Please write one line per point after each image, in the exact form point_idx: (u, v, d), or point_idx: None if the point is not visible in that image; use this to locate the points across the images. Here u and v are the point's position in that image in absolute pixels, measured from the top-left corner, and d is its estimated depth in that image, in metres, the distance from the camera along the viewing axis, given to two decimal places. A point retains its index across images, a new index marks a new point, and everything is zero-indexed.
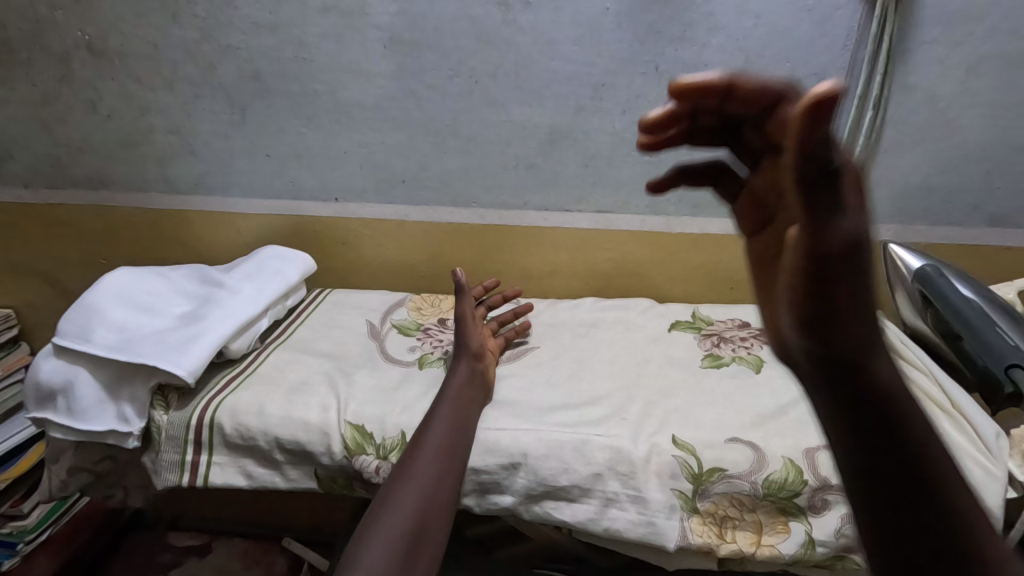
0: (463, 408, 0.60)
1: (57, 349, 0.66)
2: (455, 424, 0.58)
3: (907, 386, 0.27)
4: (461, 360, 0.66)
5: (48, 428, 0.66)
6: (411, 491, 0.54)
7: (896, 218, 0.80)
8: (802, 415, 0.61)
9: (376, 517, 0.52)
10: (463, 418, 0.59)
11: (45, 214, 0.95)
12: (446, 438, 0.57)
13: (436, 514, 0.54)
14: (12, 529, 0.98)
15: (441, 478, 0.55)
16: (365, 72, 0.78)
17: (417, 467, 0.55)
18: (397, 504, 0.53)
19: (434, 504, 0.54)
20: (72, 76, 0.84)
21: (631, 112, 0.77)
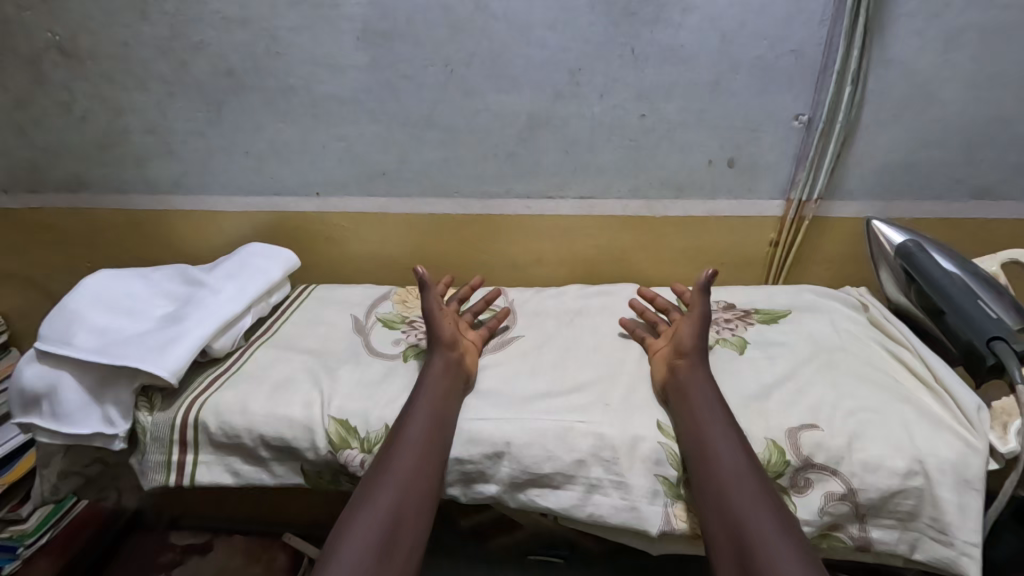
0: (444, 398, 0.60)
1: (39, 354, 0.65)
2: (435, 414, 0.58)
3: (696, 378, 0.60)
4: (437, 352, 0.66)
5: (35, 432, 0.66)
6: (391, 481, 0.53)
7: (878, 194, 0.80)
8: (785, 396, 0.61)
9: (358, 508, 0.51)
10: (442, 408, 0.59)
11: (27, 219, 0.94)
12: (426, 428, 0.57)
13: (417, 503, 0.53)
14: (12, 533, 0.99)
15: (421, 468, 0.55)
16: (339, 64, 0.77)
17: (396, 457, 0.55)
18: (378, 494, 0.52)
19: (414, 493, 0.53)
20: (45, 79, 0.83)
21: (609, 97, 0.76)
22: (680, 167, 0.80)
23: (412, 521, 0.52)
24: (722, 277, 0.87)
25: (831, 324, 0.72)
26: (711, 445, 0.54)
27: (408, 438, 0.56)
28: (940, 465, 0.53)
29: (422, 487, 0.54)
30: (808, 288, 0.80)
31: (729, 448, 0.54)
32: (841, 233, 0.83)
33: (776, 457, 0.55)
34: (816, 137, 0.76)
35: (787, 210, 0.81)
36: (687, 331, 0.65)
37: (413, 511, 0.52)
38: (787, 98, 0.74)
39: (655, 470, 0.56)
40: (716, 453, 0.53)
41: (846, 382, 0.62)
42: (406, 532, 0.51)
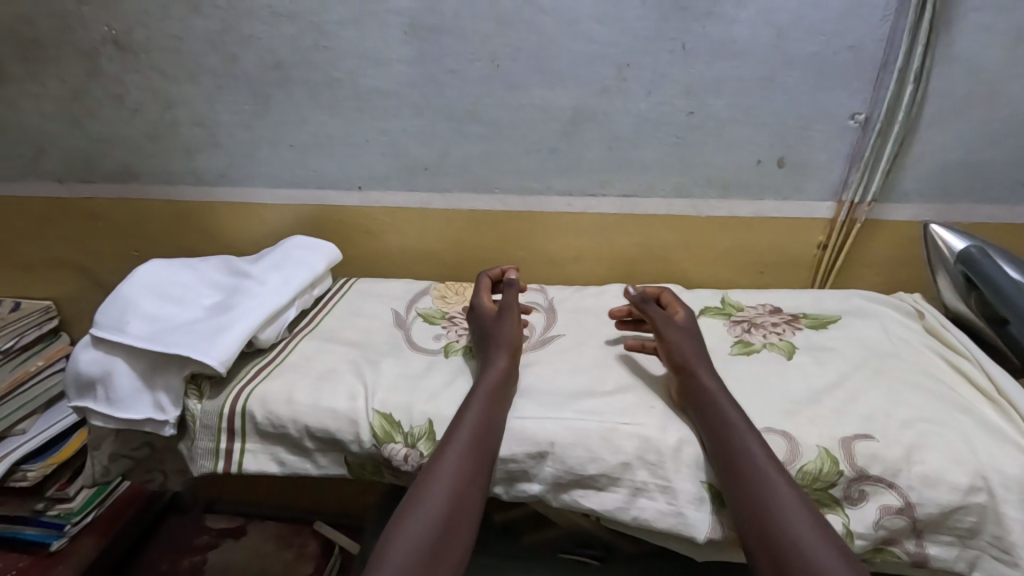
0: (493, 402, 0.59)
1: (95, 339, 0.67)
2: (484, 420, 0.57)
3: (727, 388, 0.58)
4: (497, 351, 0.64)
5: (89, 415, 0.68)
6: (437, 489, 0.53)
7: (935, 197, 0.77)
8: (837, 404, 0.59)
9: (404, 514, 0.51)
10: (493, 413, 0.58)
11: (78, 207, 0.97)
12: (474, 435, 0.56)
13: (462, 513, 0.52)
14: (59, 512, 1.01)
15: (467, 476, 0.54)
16: (384, 58, 0.77)
17: (442, 464, 0.54)
18: (424, 502, 0.52)
19: (460, 501, 0.53)
20: (100, 71, 0.85)
21: (657, 92, 0.74)
22: (727, 166, 0.78)
23: (456, 531, 0.51)
24: (766, 279, 0.85)
25: (883, 330, 0.70)
26: (757, 458, 0.52)
27: (456, 446, 0.55)
28: (1005, 482, 0.50)
29: (467, 495, 0.53)
30: (856, 292, 0.77)
31: (779, 464, 0.52)
32: (893, 237, 0.80)
33: (829, 466, 0.53)
34: (872, 136, 0.73)
35: (838, 212, 0.79)
36: (675, 342, 0.63)
37: (458, 521, 0.52)
38: (843, 95, 0.72)
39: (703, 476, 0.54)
40: (768, 469, 0.51)
41: (902, 391, 0.60)
42: (451, 542, 0.51)
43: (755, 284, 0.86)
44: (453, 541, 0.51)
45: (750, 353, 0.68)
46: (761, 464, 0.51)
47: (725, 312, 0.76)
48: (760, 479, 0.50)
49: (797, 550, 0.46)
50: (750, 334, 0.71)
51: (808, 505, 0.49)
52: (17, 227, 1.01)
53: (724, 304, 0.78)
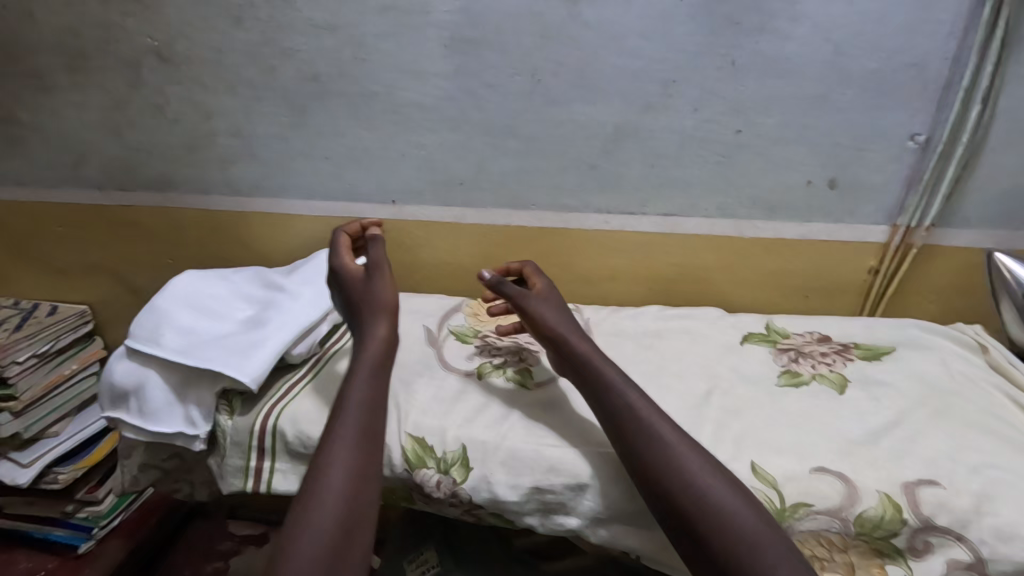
0: (374, 381, 0.57)
1: (130, 350, 0.67)
2: (366, 401, 0.56)
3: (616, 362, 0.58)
4: (375, 321, 0.61)
5: (121, 427, 0.68)
6: (334, 476, 0.50)
7: (999, 222, 0.73)
8: (896, 445, 0.55)
9: (308, 508, 0.48)
10: (374, 394, 0.57)
11: (116, 215, 0.98)
12: (359, 415, 0.54)
13: (363, 496, 0.50)
14: (88, 514, 1.05)
15: (364, 460, 0.52)
16: (423, 72, 0.76)
17: (335, 449, 0.52)
18: (324, 492, 0.49)
19: (362, 485, 0.51)
20: (141, 82, 0.86)
21: (704, 110, 0.72)
22: (775, 187, 0.75)
23: (363, 514, 0.50)
24: (811, 305, 0.82)
25: (942, 364, 0.66)
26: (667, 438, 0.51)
27: (345, 428, 0.53)
28: None
29: (364, 478, 0.51)
30: (911, 322, 0.73)
31: (681, 437, 0.51)
32: (951, 264, 0.76)
33: (890, 514, 0.50)
34: (933, 158, 0.69)
35: (892, 236, 0.75)
36: (547, 308, 0.64)
37: (362, 505, 0.50)
38: (903, 115, 0.68)
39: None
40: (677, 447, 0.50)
41: (966, 433, 0.56)
42: (361, 525, 0.49)
43: (800, 309, 0.82)
44: (360, 524, 0.49)
45: (799, 385, 0.64)
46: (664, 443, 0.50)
47: (771, 339, 0.73)
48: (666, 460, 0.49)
49: (727, 529, 0.45)
50: (798, 364, 0.68)
51: (721, 475, 0.49)
52: (56, 233, 1.02)
53: (769, 330, 0.74)
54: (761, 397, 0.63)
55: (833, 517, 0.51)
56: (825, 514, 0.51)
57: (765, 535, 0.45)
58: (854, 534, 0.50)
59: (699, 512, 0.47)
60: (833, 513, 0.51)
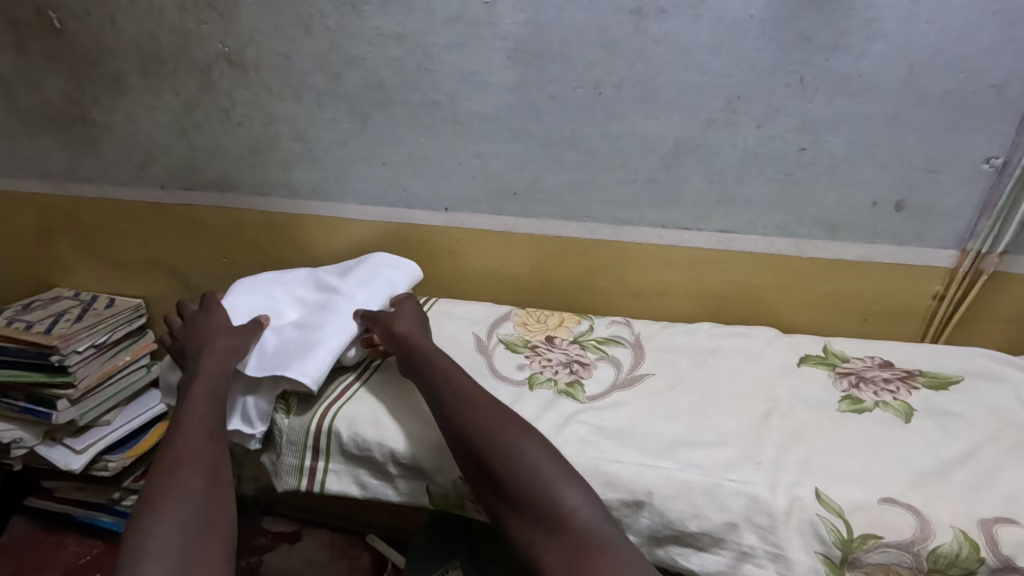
0: (214, 395, 0.62)
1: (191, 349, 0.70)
2: (208, 413, 0.61)
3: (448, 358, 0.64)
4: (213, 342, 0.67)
5: None
6: (188, 474, 0.54)
7: None
8: (970, 480, 0.53)
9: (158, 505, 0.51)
10: (213, 404, 0.62)
11: (178, 212, 1.01)
12: (204, 418, 0.60)
13: (219, 490, 0.55)
14: (133, 502, 1.10)
15: (214, 459, 0.57)
16: (486, 82, 0.77)
17: (182, 450, 0.56)
18: (178, 489, 0.53)
19: (215, 480, 0.55)
20: (211, 86, 0.89)
21: (768, 126, 0.71)
22: (839, 207, 0.73)
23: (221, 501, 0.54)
24: (870, 329, 0.79)
25: (1016, 398, 0.64)
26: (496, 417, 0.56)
27: (187, 434, 0.58)
28: None
29: (220, 474, 0.56)
30: (981, 351, 0.71)
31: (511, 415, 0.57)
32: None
33: (967, 551, 0.48)
34: (1009, 182, 0.67)
35: (961, 261, 0.72)
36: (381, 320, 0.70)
37: (218, 497, 0.54)
38: (980, 137, 0.66)
39: (822, 546, 0.50)
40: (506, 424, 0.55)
41: None
42: (223, 512, 0.53)
43: (859, 332, 0.80)
44: (220, 509, 0.53)
45: (862, 412, 0.62)
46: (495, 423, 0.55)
47: (830, 362, 0.71)
48: (463, 426, 0.56)
49: (527, 474, 0.52)
50: (860, 389, 0.66)
51: (525, 428, 0.55)
52: (121, 228, 1.06)
53: (827, 353, 0.72)
54: (824, 423, 0.61)
55: (904, 551, 0.49)
56: (896, 547, 0.49)
57: (566, 477, 0.52)
58: (927, 570, 0.49)
59: (496, 467, 0.53)
60: (904, 548, 0.49)
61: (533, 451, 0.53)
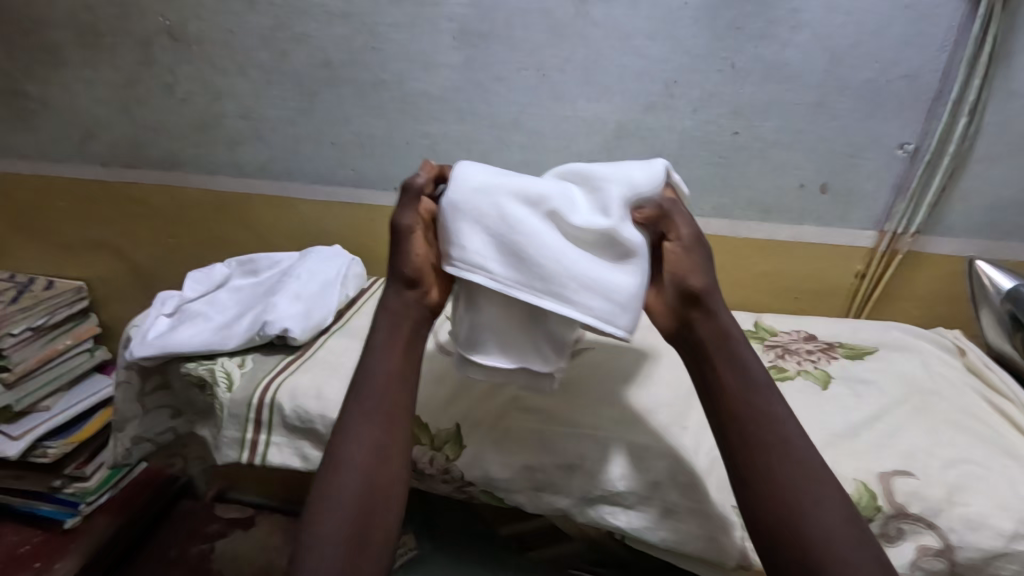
0: (403, 356, 0.53)
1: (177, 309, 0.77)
2: (377, 371, 0.52)
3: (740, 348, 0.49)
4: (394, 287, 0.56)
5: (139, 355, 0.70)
6: (355, 454, 0.48)
7: (983, 233, 0.75)
8: (875, 440, 0.58)
9: (326, 486, 0.48)
10: (405, 367, 0.53)
11: (120, 191, 0.99)
12: (384, 383, 0.52)
13: (383, 474, 0.48)
14: (74, 490, 1.06)
15: (385, 433, 0.50)
16: (433, 62, 0.78)
17: (356, 429, 0.50)
18: (341, 472, 0.48)
19: (377, 463, 0.48)
20: (153, 60, 0.87)
21: (702, 111, 0.74)
22: (769, 190, 0.77)
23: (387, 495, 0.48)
24: (800, 306, 0.84)
25: (922, 366, 0.68)
26: (795, 445, 0.45)
27: (365, 402, 0.51)
28: None
29: (389, 454, 0.49)
30: (895, 325, 0.76)
31: (809, 446, 0.45)
32: (935, 272, 0.78)
33: (866, 501, 0.52)
34: (920, 167, 0.72)
35: (879, 241, 0.77)
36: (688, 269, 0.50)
37: (381, 485, 0.48)
38: (894, 124, 0.71)
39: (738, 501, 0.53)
40: (796, 455, 0.44)
41: (943, 430, 0.58)
42: (380, 505, 0.47)
43: (789, 310, 0.84)
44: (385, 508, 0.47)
45: (785, 380, 0.67)
46: (781, 450, 0.44)
47: (759, 335, 0.75)
48: (760, 420, 0.46)
49: (815, 526, 0.41)
50: (784, 360, 0.70)
51: (775, 392, 0.47)
52: (59, 208, 1.03)
53: (757, 327, 0.76)
54: None
55: None
56: None
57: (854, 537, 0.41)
58: None
59: (769, 472, 0.44)
60: None
61: (791, 436, 0.45)
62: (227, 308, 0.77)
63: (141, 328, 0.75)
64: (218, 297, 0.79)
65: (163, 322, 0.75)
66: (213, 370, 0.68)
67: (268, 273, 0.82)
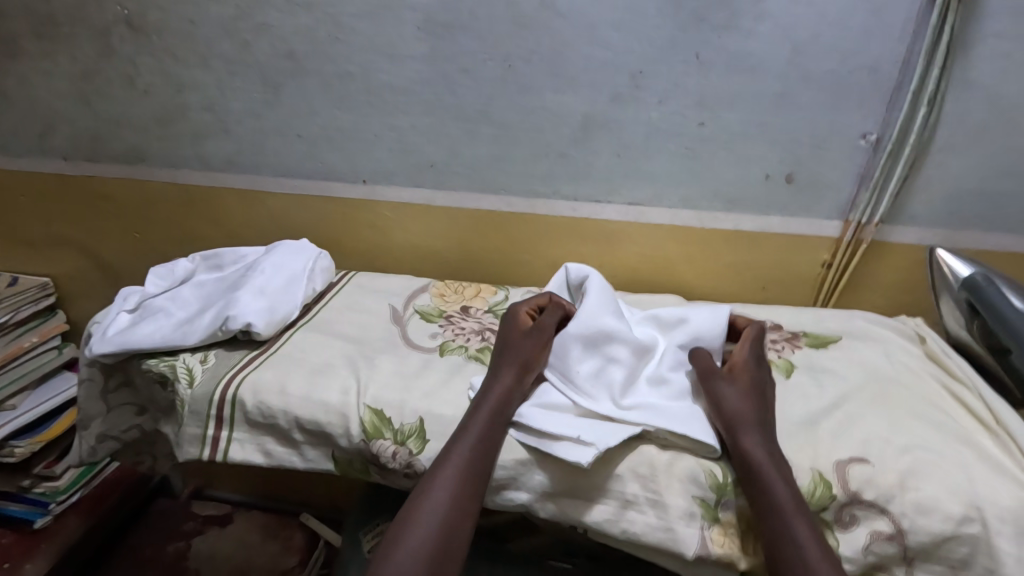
0: (492, 425, 0.56)
1: (135, 305, 0.76)
2: (484, 439, 0.55)
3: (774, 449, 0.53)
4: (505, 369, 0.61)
5: (100, 355, 0.70)
6: (432, 511, 0.50)
7: (945, 222, 0.76)
8: (834, 427, 0.58)
9: (397, 541, 0.49)
10: (494, 432, 0.55)
11: (83, 186, 0.97)
12: (477, 448, 0.54)
13: (456, 536, 0.50)
14: (45, 490, 1.04)
15: (463, 496, 0.52)
16: (398, 53, 0.77)
17: (436, 487, 0.52)
18: (417, 527, 0.49)
19: (456, 525, 0.50)
20: (112, 51, 0.85)
21: (668, 102, 0.74)
22: (735, 181, 0.77)
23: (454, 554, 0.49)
24: (769, 296, 0.84)
25: (884, 354, 0.69)
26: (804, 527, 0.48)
27: (451, 463, 0.53)
28: (1001, 514, 0.50)
29: (464, 515, 0.51)
30: (859, 314, 0.77)
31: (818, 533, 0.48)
32: (899, 260, 0.79)
33: (821, 490, 0.53)
34: (883, 158, 0.72)
35: (844, 231, 0.78)
36: (740, 388, 0.57)
37: (452, 546, 0.49)
38: (856, 115, 0.71)
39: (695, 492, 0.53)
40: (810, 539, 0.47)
41: (900, 417, 0.59)
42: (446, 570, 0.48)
43: (757, 300, 0.85)
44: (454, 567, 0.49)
45: None
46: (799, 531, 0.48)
47: None
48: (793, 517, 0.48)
49: None
50: None
51: (797, 513, 0.48)
52: (22, 203, 1.01)
53: None
54: None
55: None
56: None
57: None
58: None
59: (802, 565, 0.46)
60: None
61: (802, 537, 0.47)
62: (191, 303, 0.76)
63: (103, 324, 0.74)
64: (182, 292, 0.78)
65: (125, 318, 0.74)
66: (174, 366, 0.67)
67: (234, 268, 0.81)
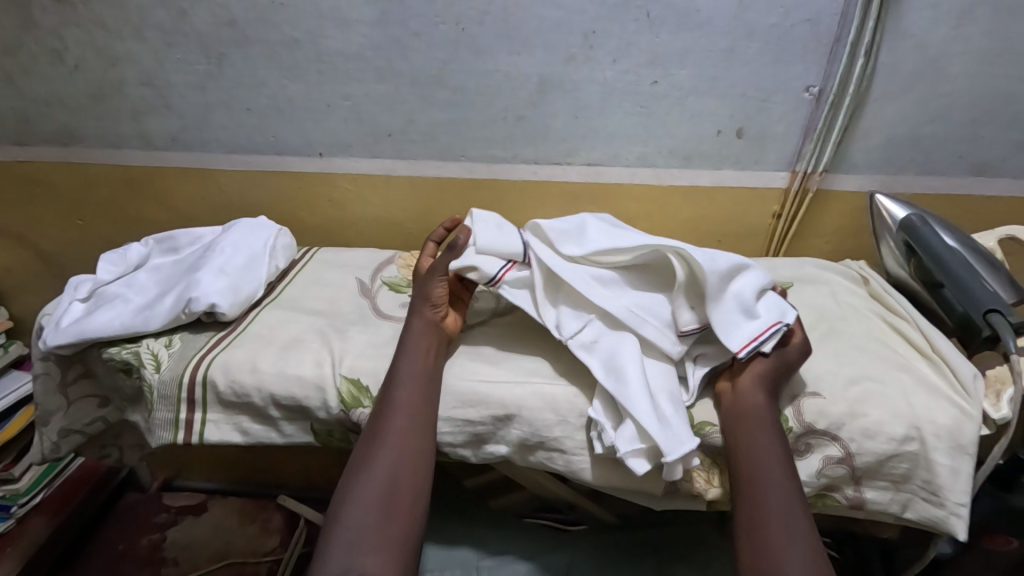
0: (425, 361, 0.58)
1: (86, 296, 0.73)
2: (427, 378, 0.57)
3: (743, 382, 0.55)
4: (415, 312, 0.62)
5: (56, 349, 0.68)
6: (385, 447, 0.53)
7: (882, 168, 0.81)
8: None
9: (353, 480, 0.52)
10: (427, 365, 0.58)
11: (15, 172, 0.91)
12: (414, 383, 0.56)
13: (412, 462, 0.53)
14: (4, 492, 1.00)
15: (412, 430, 0.54)
16: (345, 18, 0.75)
17: (381, 426, 0.54)
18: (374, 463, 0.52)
19: (409, 453, 0.53)
20: (33, 24, 0.79)
21: (622, 61, 0.75)
22: (689, 137, 0.80)
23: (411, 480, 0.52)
24: (724, 249, 0.88)
25: (831, 296, 0.74)
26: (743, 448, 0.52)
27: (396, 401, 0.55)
28: (937, 432, 0.55)
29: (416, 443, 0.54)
30: (809, 260, 0.81)
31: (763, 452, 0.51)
32: (843, 207, 0.84)
33: (778, 424, 0.57)
34: (825, 109, 0.76)
35: (791, 182, 0.82)
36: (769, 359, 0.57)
37: (410, 472, 0.52)
38: (798, 68, 0.74)
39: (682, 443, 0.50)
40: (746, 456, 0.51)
41: (846, 352, 0.64)
42: (403, 496, 0.51)
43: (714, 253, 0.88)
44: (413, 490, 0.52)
45: None
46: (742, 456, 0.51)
47: None
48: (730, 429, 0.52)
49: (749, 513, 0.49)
50: None
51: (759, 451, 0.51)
52: None
53: None
54: None
55: None
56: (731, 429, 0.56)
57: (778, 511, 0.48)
58: None
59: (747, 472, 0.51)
60: None
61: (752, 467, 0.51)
62: (148, 288, 0.74)
63: (55, 315, 0.71)
64: (137, 278, 0.75)
65: (78, 308, 0.71)
66: (138, 353, 0.66)
67: (190, 250, 0.79)
